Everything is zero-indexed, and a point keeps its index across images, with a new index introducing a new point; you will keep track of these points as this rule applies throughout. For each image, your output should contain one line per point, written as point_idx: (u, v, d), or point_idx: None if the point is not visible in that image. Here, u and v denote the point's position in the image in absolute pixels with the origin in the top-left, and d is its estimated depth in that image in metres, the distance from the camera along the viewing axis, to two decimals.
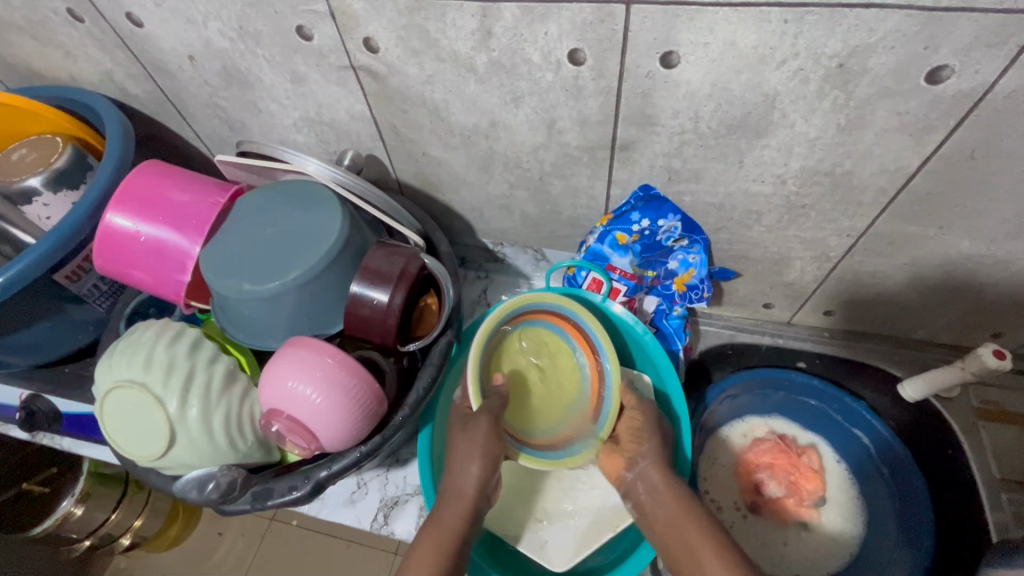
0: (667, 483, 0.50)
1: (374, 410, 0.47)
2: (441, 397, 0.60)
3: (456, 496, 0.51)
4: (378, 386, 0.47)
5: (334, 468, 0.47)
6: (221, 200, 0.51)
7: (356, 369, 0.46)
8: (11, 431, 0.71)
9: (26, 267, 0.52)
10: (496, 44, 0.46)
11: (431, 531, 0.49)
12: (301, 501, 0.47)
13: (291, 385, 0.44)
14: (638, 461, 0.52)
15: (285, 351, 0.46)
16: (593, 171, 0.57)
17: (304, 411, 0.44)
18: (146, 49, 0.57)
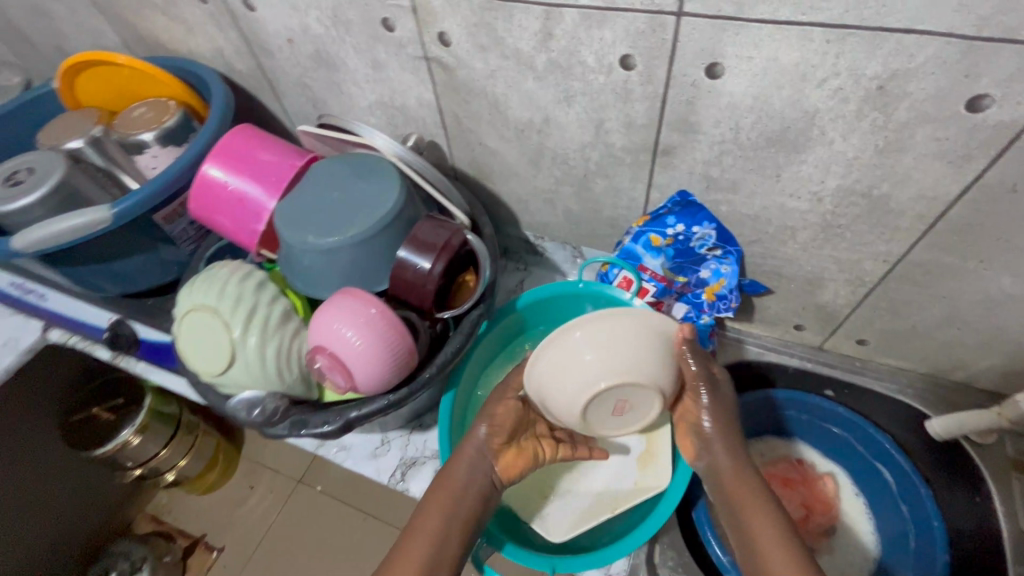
0: (735, 464, 0.53)
1: (405, 361, 0.51)
2: (468, 366, 0.65)
3: (447, 488, 0.53)
4: (412, 341, 0.52)
5: (363, 410, 0.52)
6: (298, 163, 0.58)
7: (394, 322, 0.51)
8: (96, 352, 0.81)
9: (137, 204, 0.60)
10: (555, 45, 0.51)
11: (439, 498, 0.53)
12: (330, 434, 0.52)
13: (336, 327, 0.50)
14: (708, 446, 0.55)
15: (335, 298, 0.51)
16: (635, 172, 0.60)
17: (345, 353, 0.49)
18: (254, 29, 0.66)
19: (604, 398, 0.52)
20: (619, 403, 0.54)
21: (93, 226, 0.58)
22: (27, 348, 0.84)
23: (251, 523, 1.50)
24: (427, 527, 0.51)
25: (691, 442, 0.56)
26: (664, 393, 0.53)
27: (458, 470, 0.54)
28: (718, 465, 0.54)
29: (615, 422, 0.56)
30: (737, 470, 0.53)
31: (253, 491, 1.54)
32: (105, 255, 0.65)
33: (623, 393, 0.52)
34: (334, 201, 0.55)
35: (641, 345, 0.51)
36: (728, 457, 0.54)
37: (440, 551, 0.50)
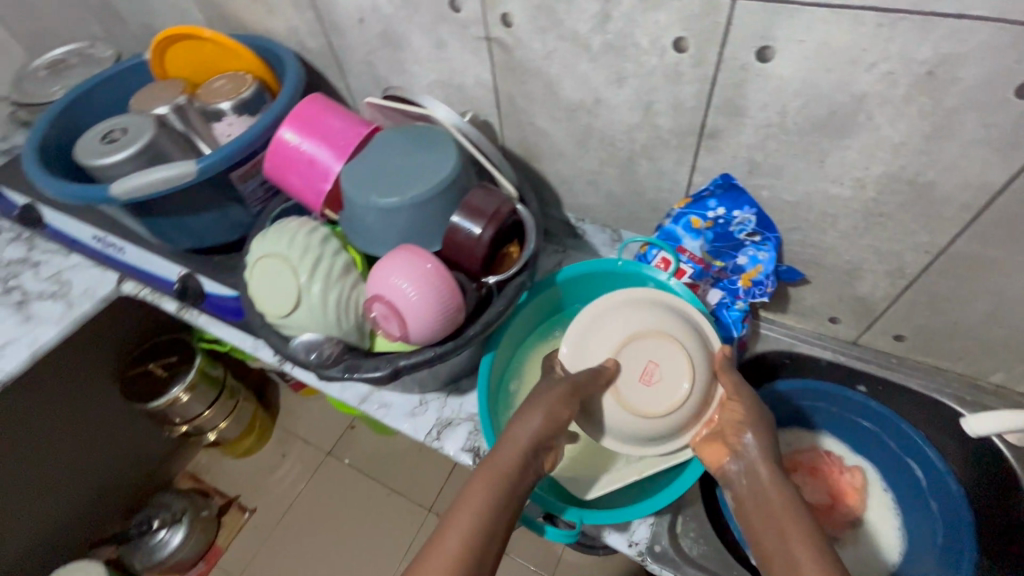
0: (771, 475, 0.52)
1: (453, 316, 0.55)
2: (506, 333, 0.69)
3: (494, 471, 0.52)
4: (460, 297, 0.56)
5: (412, 359, 0.56)
6: (364, 131, 0.62)
7: (451, 287, 0.55)
8: (163, 304, 0.88)
9: (216, 161, 0.65)
10: (611, 28, 0.54)
11: (485, 475, 0.52)
12: (380, 380, 0.56)
13: (392, 278, 0.54)
14: (745, 454, 0.54)
15: (393, 254, 0.55)
16: (679, 156, 0.63)
17: (400, 302, 0.54)
18: (329, 10, 0.71)
19: (636, 350, 0.59)
20: (649, 363, 0.59)
21: (181, 179, 0.63)
22: (104, 297, 0.91)
23: (281, 489, 1.57)
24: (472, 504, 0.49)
25: (725, 446, 0.56)
26: (695, 367, 0.58)
27: (504, 454, 0.53)
28: (756, 474, 0.52)
29: (639, 395, 0.58)
30: (775, 482, 0.51)
31: (285, 459, 1.62)
32: (183, 210, 0.71)
33: (657, 351, 0.59)
34: (396, 167, 0.59)
35: (685, 321, 0.61)
36: (768, 468, 0.52)
37: (486, 527, 0.48)
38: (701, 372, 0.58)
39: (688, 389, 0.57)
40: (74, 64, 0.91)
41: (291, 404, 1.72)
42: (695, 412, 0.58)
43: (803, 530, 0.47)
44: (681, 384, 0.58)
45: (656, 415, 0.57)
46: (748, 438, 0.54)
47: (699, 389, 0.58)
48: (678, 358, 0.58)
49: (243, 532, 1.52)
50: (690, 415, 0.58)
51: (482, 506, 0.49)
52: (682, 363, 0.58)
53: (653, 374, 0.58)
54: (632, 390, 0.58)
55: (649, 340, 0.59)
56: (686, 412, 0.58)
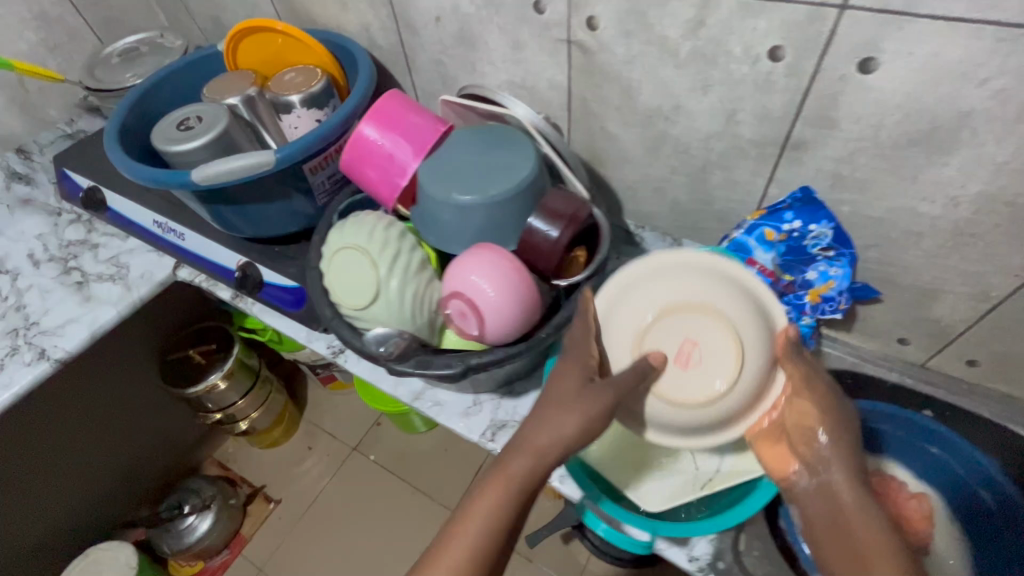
0: (855, 500, 0.49)
1: (529, 317, 0.55)
2: None
3: (501, 483, 0.49)
4: (537, 298, 0.56)
5: (485, 358, 0.55)
6: (442, 128, 0.63)
7: (534, 289, 0.55)
8: (217, 292, 0.89)
9: (294, 152, 0.65)
10: (704, 34, 0.53)
11: (498, 484, 0.49)
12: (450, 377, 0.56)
13: (472, 278, 0.54)
14: (825, 471, 0.51)
15: (472, 253, 0.55)
16: (757, 166, 0.62)
17: (479, 301, 0.53)
18: (406, 7, 0.72)
19: (675, 329, 0.52)
20: (688, 344, 0.51)
21: (257, 169, 0.63)
22: (160, 282, 0.93)
23: (306, 482, 1.58)
24: (478, 514, 0.48)
25: (793, 455, 0.53)
26: (742, 350, 0.51)
27: (517, 464, 0.49)
28: (833, 492, 0.50)
29: (675, 380, 0.52)
30: (857, 506, 0.49)
31: (311, 452, 1.63)
32: (253, 198, 0.72)
33: (697, 333, 0.51)
34: (475, 166, 0.59)
35: (734, 293, 0.52)
36: (850, 490, 0.50)
37: (488, 539, 0.47)
38: (751, 356, 0.51)
39: (732, 376, 0.51)
40: (145, 53, 0.93)
41: (319, 397, 1.73)
42: (743, 401, 0.52)
43: (894, 568, 0.45)
44: (723, 370, 0.51)
45: (695, 406, 0.52)
46: (823, 443, 0.51)
47: (745, 377, 0.51)
48: (724, 337, 0.51)
49: (267, 524, 1.53)
50: (736, 404, 0.52)
51: (489, 520, 0.48)
52: (729, 346, 0.51)
53: (695, 359, 0.51)
54: (670, 378, 0.52)
55: (693, 319, 0.51)
56: (731, 401, 0.52)
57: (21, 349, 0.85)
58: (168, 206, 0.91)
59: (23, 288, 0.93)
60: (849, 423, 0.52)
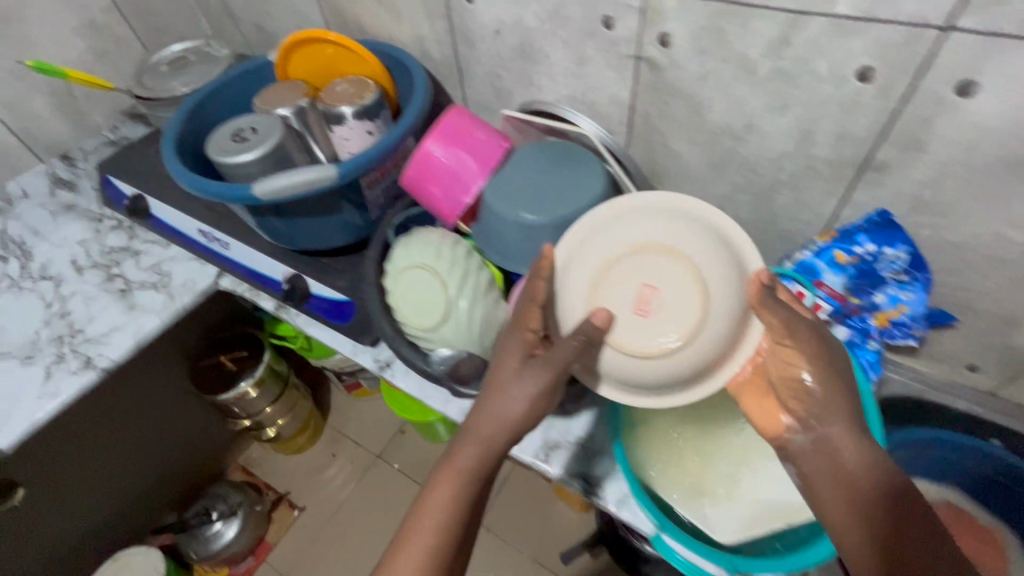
0: (852, 446, 0.47)
1: None
2: None
3: (447, 478, 0.52)
4: None
5: None
6: (506, 144, 0.62)
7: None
8: (260, 302, 0.88)
9: (354, 167, 0.64)
10: (788, 53, 0.52)
11: (448, 477, 0.52)
12: None
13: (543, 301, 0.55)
14: (816, 422, 0.50)
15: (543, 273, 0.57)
16: (830, 188, 0.60)
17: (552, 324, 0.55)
18: (465, 20, 0.71)
19: (633, 274, 0.52)
20: (645, 289, 0.51)
21: (319, 182, 0.62)
22: (202, 291, 0.92)
23: (330, 490, 1.57)
24: (431, 506, 0.51)
25: (779, 404, 0.52)
26: (704, 287, 0.50)
27: (462, 458, 0.52)
28: (829, 444, 0.49)
29: (636, 330, 0.51)
30: (855, 448, 0.47)
31: (335, 459, 1.62)
32: (308, 211, 0.71)
33: (654, 277, 0.51)
34: (542, 184, 0.58)
35: (692, 231, 0.52)
36: (848, 439, 0.48)
37: (445, 528, 0.51)
38: (717, 299, 0.50)
39: (696, 318, 0.50)
40: (193, 61, 0.93)
41: (342, 404, 1.72)
42: (716, 347, 0.51)
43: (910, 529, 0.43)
44: (688, 309, 0.50)
45: (660, 355, 0.50)
46: (808, 381, 0.50)
47: (710, 316, 0.50)
48: (681, 274, 0.51)
49: (292, 531, 1.52)
50: (709, 352, 0.51)
51: (443, 509, 0.51)
52: (690, 285, 0.50)
53: (659, 304, 0.51)
54: (628, 326, 0.51)
55: (646, 260, 0.51)
56: (703, 348, 0.50)
57: (67, 358, 0.85)
58: (212, 215, 0.90)
59: (66, 294, 0.93)
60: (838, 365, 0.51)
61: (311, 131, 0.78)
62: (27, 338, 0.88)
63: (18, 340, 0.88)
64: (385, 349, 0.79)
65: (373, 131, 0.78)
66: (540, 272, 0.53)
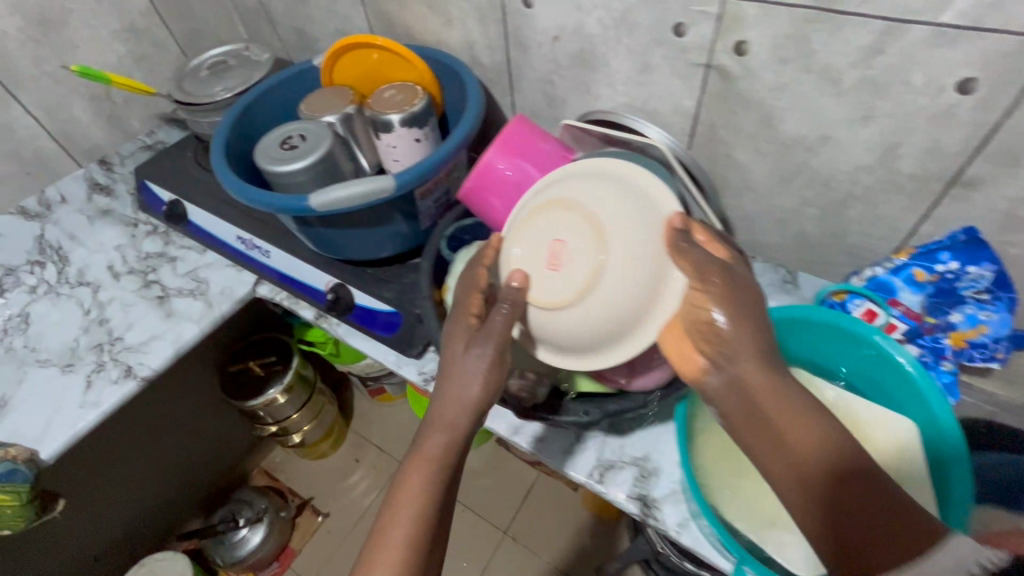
0: (762, 387, 0.42)
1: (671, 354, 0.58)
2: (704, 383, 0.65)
3: (420, 463, 0.52)
4: None
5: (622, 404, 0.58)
6: (569, 155, 0.64)
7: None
8: (300, 311, 0.87)
9: (411, 178, 0.63)
10: (880, 62, 0.49)
11: (417, 465, 0.51)
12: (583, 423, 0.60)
13: None
14: (729, 363, 0.44)
15: None
16: (911, 203, 0.58)
17: None
18: (521, 26, 0.69)
19: (546, 232, 0.55)
20: (557, 245, 0.54)
21: (374, 195, 0.61)
22: (241, 298, 0.91)
23: (353, 496, 1.55)
24: (409, 496, 0.50)
25: (696, 350, 0.46)
26: (607, 234, 0.52)
27: (432, 441, 0.52)
28: (743, 385, 0.43)
29: (550, 284, 0.54)
30: (767, 387, 0.42)
31: (359, 464, 1.60)
32: (359, 222, 0.70)
33: (566, 235, 0.54)
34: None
35: (603, 187, 0.55)
36: (759, 375, 0.43)
37: (423, 518, 0.49)
38: (624, 242, 0.51)
39: (601, 263, 0.52)
40: (234, 66, 0.91)
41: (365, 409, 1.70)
42: (632, 292, 0.51)
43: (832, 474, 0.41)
44: (593, 256, 0.52)
45: (574, 305, 0.53)
46: (720, 323, 0.44)
47: (616, 261, 0.51)
48: (586, 225, 0.53)
49: (317, 536, 1.50)
50: (619, 298, 0.52)
51: (419, 501, 0.50)
52: (596, 234, 0.52)
53: (568, 258, 0.53)
54: (544, 282, 0.54)
55: (554, 218, 0.55)
56: (620, 296, 0.51)
57: (107, 366, 0.84)
58: (252, 221, 0.89)
59: (103, 301, 0.92)
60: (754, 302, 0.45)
61: (357, 139, 0.77)
62: (66, 346, 0.87)
63: (58, 347, 0.87)
64: (431, 362, 0.78)
65: (421, 138, 0.75)
66: (484, 260, 0.59)
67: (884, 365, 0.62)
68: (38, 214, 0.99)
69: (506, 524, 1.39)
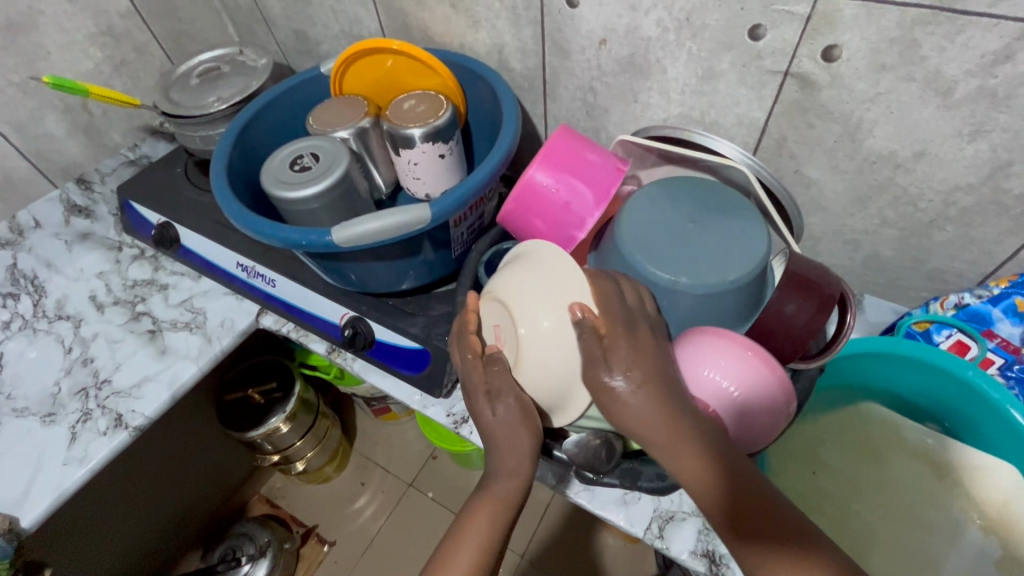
0: (665, 428, 0.44)
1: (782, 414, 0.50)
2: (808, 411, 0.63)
3: (485, 500, 0.47)
4: (786, 382, 0.50)
5: None
6: (624, 167, 0.57)
7: (787, 387, 0.49)
8: (311, 343, 0.78)
9: (452, 206, 0.56)
10: (1004, 71, 0.43)
11: (484, 502, 0.47)
12: (659, 487, 0.56)
13: (726, 384, 0.47)
14: (632, 403, 0.45)
15: (721, 356, 0.48)
16: (1014, 225, 0.52)
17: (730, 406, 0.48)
18: (561, 28, 0.61)
19: (494, 313, 0.53)
20: (498, 327, 0.52)
21: (411, 225, 0.55)
22: (243, 331, 0.82)
23: (360, 522, 1.42)
24: (471, 533, 0.46)
25: (606, 407, 0.46)
26: (521, 307, 0.50)
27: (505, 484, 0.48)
28: (647, 422, 0.44)
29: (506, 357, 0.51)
30: (666, 424, 0.44)
31: (365, 488, 1.46)
32: (387, 254, 0.63)
33: (497, 312, 0.52)
34: (696, 238, 0.53)
35: (528, 269, 0.52)
36: (655, 412, 0.44)
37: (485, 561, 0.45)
38: (538, 296, 0.50)
39: (526, 334, 0.49)
40: (228, 73, 0.81)
41: (370, 428, 1.55)
42: (562, 356, 0.49)
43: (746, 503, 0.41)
44: (520, 326, 0.50)
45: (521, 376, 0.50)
46: (615, 383, 0.45)
47: (542, 326, 0.49)
48: (507, 301, 0.51)
49: (322, 568, 1.36)
50: (553, 362, 0.49)
51: (483, 539, 0.45)
52: (513, 305, 0.51)
53: (506, 332, 0.51)
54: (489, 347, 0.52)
55: (495, 297, 0.53)
56: (556, 348, 0.49)
57: (94, 415, 0.75)
58: (252, 246, 0.80)
59: (87, 337, 0.82)
60: (643, 352, 0.46)
61: (374, 158, 0.70)
62: (46, 392, 0.77)
63: (36, 394, 0.77)
64: (459, 403, 0.70)
65: (445, 154, 0.65)
66: (469, 325, 0.54)
67: (980, 412, 0.56)
68: (9, 241, 0.89)
69: (516, 545, 1.27)
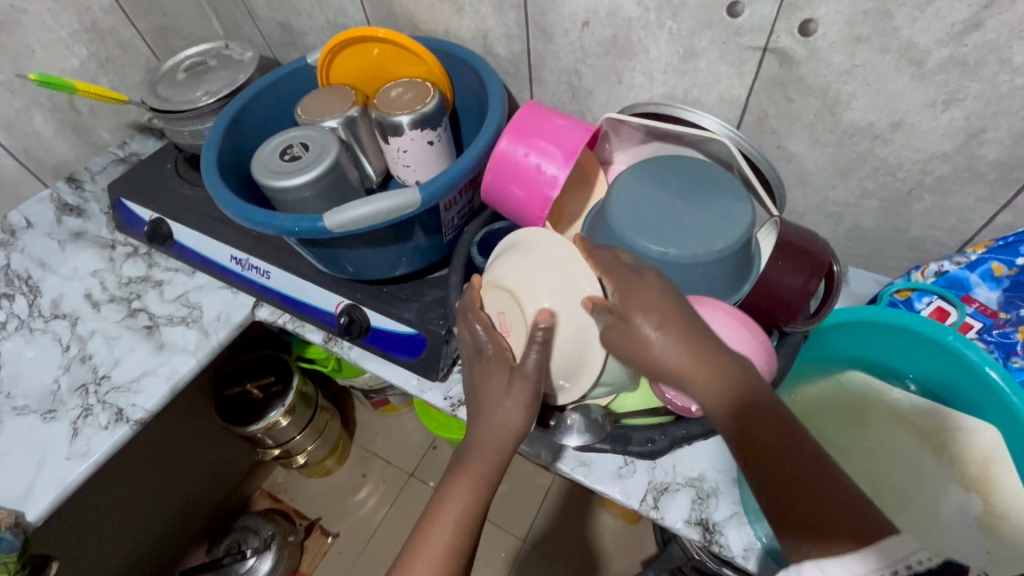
0: (694, 364, 0.43)
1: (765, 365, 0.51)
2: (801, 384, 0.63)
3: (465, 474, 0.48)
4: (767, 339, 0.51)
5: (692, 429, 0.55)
6: (592, 127, 0.58)
7: (765, 345, 0.50)
8: (307, 333, 0.79)
9: (442, 186, 0.57)
10: (974, 39, 0.45)
11: (461, 476, 0.48)
12: (650, 452, 0.56)
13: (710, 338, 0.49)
14: (660, 343, 0.44)
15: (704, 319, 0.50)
16: (988, 192, 0.53)
17: None
18: (544, 11, 0.62)
19: (498, 300, 0.55)
20: (502, 314, 0.55)
21: (402, 210, 0.56)
22: (240, 324, 0.82)
23: (362, 513, 1.43)
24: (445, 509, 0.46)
25: (630, 348, 0.45)
26: (525, 289, 0.53)
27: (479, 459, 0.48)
28: (675, 359, 0.43)
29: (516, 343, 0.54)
30: (697, 363, 0.43)
31: (366, 480, 1.47)
32: (377, 241, 0.63)
33: (502, 301, 0.55)
34: (685, 213, 0.54)
35: (526, 257, 0.55)
36: (685, 350, 0.43)
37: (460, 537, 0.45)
38: (540, 280, 0.53)
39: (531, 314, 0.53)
40: (214, 67, 0.81)
41: (369, 421, 1.56)
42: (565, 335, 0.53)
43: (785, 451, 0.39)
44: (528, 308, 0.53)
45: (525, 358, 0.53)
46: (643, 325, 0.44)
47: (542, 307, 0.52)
48: (510, 287, 0.54)
49: (327, 559, 1.38)
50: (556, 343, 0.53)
51: (459, 516, 0.46)
52: (516, 291, 0.54)
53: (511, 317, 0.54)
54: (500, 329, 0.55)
55: (497, 286, 0.55)
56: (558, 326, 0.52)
57: (94, 410, 0.75)
58: (245, 239, 0.81)
59: (84, 334, 0.82)
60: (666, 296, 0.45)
61: (363, 146, 0.70)
62: (45, 389, 0.78)
63: (36, 393, 0.77)
64: (456, 386, 0.71)
65: (434, 141, 0.66)
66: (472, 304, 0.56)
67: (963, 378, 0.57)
68: (3, 242, 0.90)
69: (517, 528, 1.29)
